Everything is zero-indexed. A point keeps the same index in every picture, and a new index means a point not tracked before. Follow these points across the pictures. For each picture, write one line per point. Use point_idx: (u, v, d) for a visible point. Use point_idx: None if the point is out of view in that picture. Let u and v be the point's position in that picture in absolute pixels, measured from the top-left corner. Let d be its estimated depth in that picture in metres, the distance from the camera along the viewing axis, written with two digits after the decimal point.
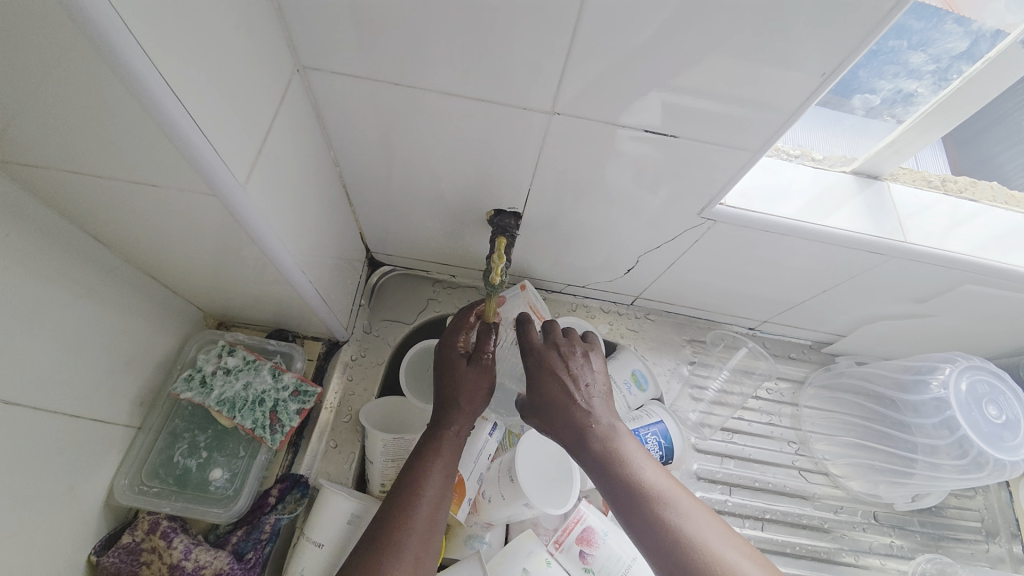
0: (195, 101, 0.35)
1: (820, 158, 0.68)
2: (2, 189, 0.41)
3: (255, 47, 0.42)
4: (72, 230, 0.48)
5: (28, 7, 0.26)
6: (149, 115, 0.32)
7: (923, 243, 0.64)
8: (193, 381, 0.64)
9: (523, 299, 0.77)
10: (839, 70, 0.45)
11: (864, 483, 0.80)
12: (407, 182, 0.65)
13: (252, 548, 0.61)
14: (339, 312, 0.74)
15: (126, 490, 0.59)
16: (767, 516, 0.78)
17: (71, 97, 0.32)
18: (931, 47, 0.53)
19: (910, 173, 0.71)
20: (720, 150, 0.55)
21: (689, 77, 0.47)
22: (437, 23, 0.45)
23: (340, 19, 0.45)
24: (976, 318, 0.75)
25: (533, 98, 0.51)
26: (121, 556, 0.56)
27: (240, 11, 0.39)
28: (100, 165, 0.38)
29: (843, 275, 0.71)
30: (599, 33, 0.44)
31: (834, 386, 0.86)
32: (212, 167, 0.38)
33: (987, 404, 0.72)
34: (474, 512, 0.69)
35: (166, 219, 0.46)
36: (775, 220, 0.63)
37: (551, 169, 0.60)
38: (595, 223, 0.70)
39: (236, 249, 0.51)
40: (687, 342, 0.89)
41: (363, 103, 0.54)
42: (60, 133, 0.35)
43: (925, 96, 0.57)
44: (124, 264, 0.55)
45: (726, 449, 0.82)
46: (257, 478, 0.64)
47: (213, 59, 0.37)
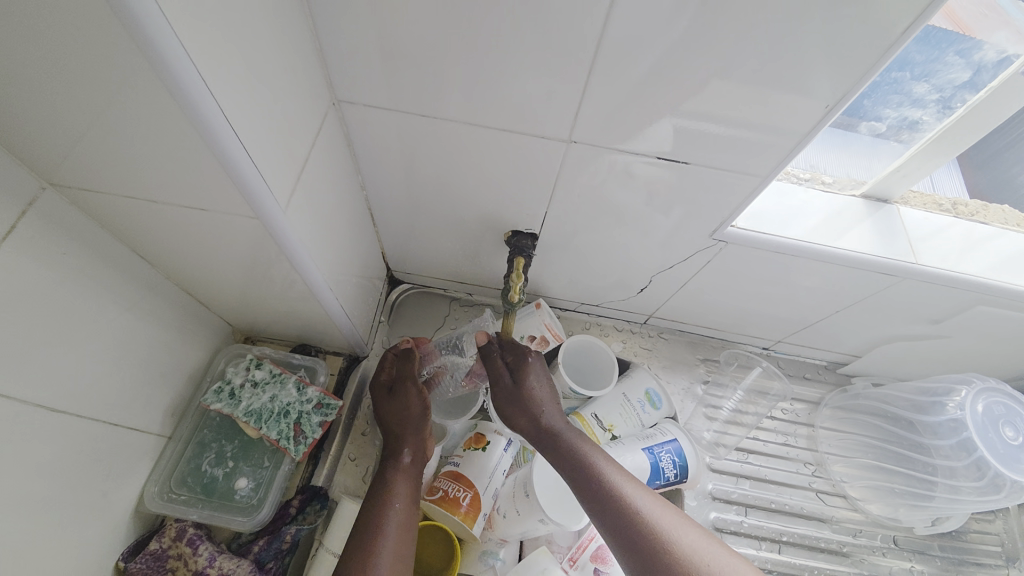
0: (246, 133, 0.39)
1: (830, 181, 0.69)
2: (64, 211, 0.45)
3: (297, 83, 0.46)
4: (121, 248, 0.52)
5: (116, 55, 0.30)
6: (207, 145, 0.36)
7: (935, 265, 0.64)
8: (222, 393, 0.66)
9: (539, 318, 0.79)
10: (844, 100, 0.47)
11: (883, 506, 0.79)
12: (429, 204, 0.69)
13: (273, 558, 0.62)
14: (361, 328, 0.76)
15: (156, 497, 0.61)
16: (784, 538, 0.77)
17: (139, 129, 0.35)
18: (935, 78, 0.55)
19: (921, 197, 0.72)
20: (730, 174, 0.57)
21: (700, 106, 0.50)
22: (462, 58, 0.48)
23: (373, 55, 0.49)
24: (991, 340, 0.75)
25: (551, 126, 0.54)
26: (148, 562, 0.58)
27: (286, 50, 0.43)
28: (155, 189, 0.42)
29: (855, 296, 0.72)
30: (614, 67, 0.47)
31: (850, 408, 0.86)
32: (257, 192, 0.41)
33: (1003, 426, 0.71)
34: (488, 528, 0.70)
35: (209, 239, 0.50)
36: (786, 242, 0.64)
37: (567, 192, 0.63)
38: (609, 244, 0.72)
39: (269, 267, 0.54)
40: (701, 361, 0.90)
41: (391, 131, 0.58)
42: (123, 161, 0.39)
43: (930, 123, 0.59)
44: (164, 280, 0.59)
45: (741, 469, 0.82)
46: (280, 488, 0.66)
47: (263, 95, 0.40)
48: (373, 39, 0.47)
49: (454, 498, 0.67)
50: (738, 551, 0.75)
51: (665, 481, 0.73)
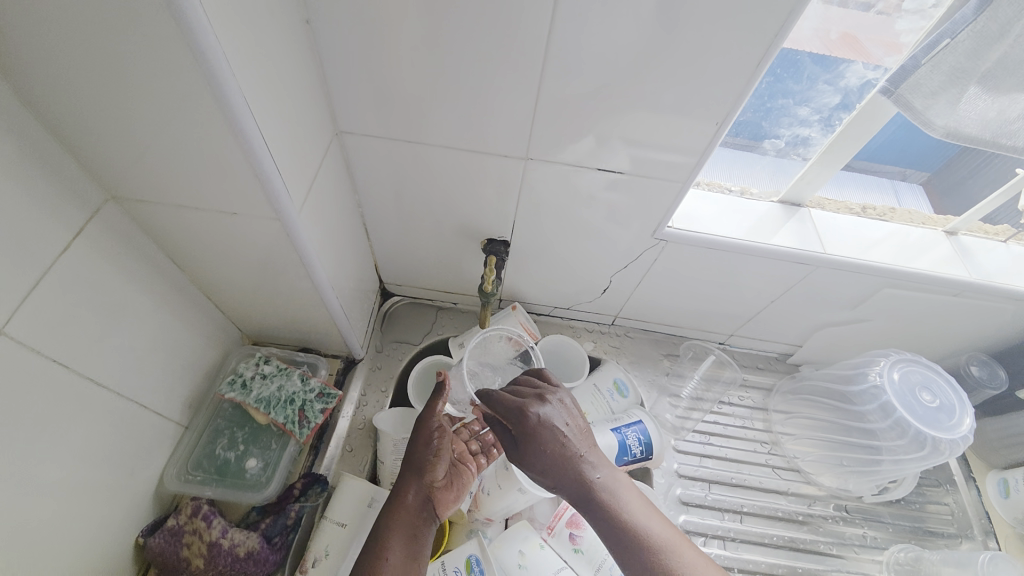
0: (277, 155, 0.51)
1: (756, 193, 0.83)
2: (120, 219, 0.56)
3: (311, 117, 0.59)
4: (159, 254, 0.63)
5: (192, 95, 0.42)
6: (249, 162, 0.48)
7: (842, 254, 0.77)
8: (235, 383, 0.74)
9: (514, 318, 0.92)
10: (729, 118, 0.60)
11: (834, 477, 0.88)
12: (416, 219, 0.81)
13: (279, 533, 0.69)
14: (357, 331, 0.86)
15: (174, 478, 0.69)
16: (745, 509, 0.85)
17: (195, 149, 0.47)
18: (812, 102, 0.70)
19: (835, 202, 0.85)
20: (660, 183, 0.69)
21: (627, 129, 0.63)
22: (437, 97, 0.61)
23: (368, 94, 0.62)
24: (907, 320, 0.87)
25: (512, 148, 0.67)
26: (166, 537, 0.65)
27: (302, 94, 0.56)
28: (197, 198, 0.53)
29: (785, 285, 0.83)
30: (556, 99, 0.60)
31: (798, 391, 0.95)
32: (281, 199, 0.53)
33: (921, 391, 0.78)
34: (475, 508, 0.77)
35: (233, 242, 0.61)
36: (715, 238, 0.76)
37: (531, 204, 0.76)
38: (572, 249, 0.84)
39: (283, 268, 0.65)
40: (664, 356, 1.00)
41: (383, 157, 0.70)
42: (177, 174, 0.51)
43: (818, 139, 0.73)
44: (190, 285, 0.69)
45: (702, 449, 0.90)
46: (286, 469, 0.73)
47: (287, 127, 0.53)
48: (368, 84, 0.61)
49: None
50: (702, 522, 0.83)
51: (632, 457, 0.82)
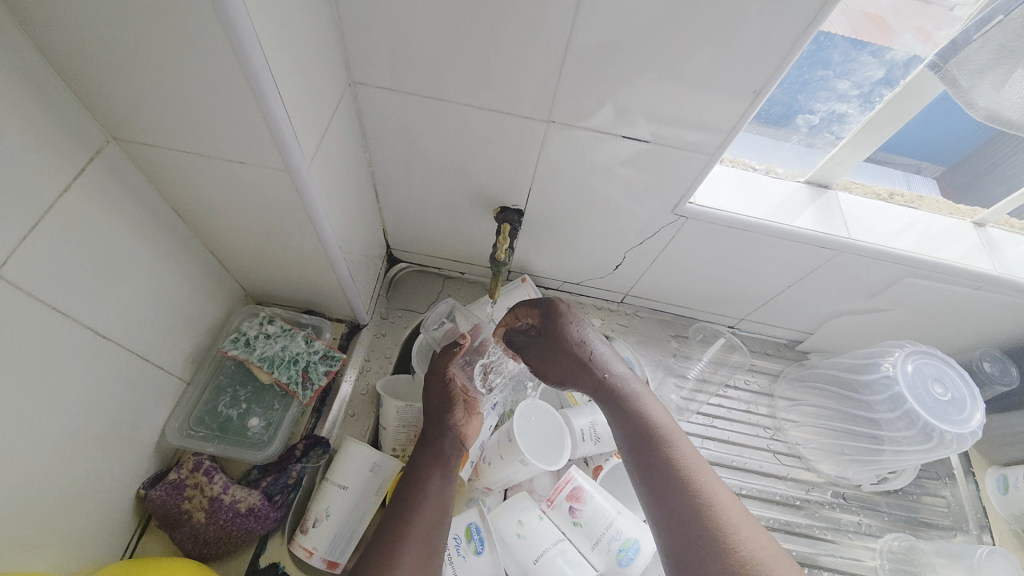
0: (288, 100, 0.48)
1: (781, 172, 0.80)
2: (120, 162, 0.54)
3: (323, 63, 0.55)
4: (161, 202, 0.60)
5: (200, 27, 0.39)
6: (258, 106, 0.45)
7: (867, 240, 0.74)
8: (238, 341, 0.73)
9: (522, 291, 0.90)
10: (766, 88, 0.56)
11: (833, 465, 0.87)
12: (428, 183, 0.78)
13: (279, 492, 0.68)
14: (362, 296, 0.84)
15: (176, 432, 0.68)
16: (744, 492, 0.85)
17: (201, 87, 0.44)
18: (854, 75, 0.66)
19: (862, 187, 0.82)
20: (686, 156, 0.66)
21: (656, 96, 0.59)
22: (458, 49, 0.58)
23: (385, 44, 0.58)
24: (923, 311, 0.85)
25: (534, 110, 0.63)
26: (167, 490, 0.64)
27: (316, 36, 0.52)
28: (201, 143, 0.51)
29: (803, 269, 0.81)
30: (584, 60, 0.57)
31: (805, 377, 0.94)
32: (291, 149, 0.50)
33: (933, 383, 0.76)
34: (475, 477, 0.78)
35: (239, 194, 0.58)
36: (736, 217, 0.74)
37: (548, 172, 0.72)
38: (587, 222, 0.81)
39: (288, 224, 0.63)
40: (672, 337, 0.98)
41: (396, 112, 0.67)
42: (181, 116, 0.48)
43: (854, 116, 0.70)
44: (192, 238, 0.67)
45: (705, 431, 0.90)
46: (288, 429, 0.72)
47: (299, 71, 0.50)
48: (384, 31, 0.57)
49: None
50: None
51: None
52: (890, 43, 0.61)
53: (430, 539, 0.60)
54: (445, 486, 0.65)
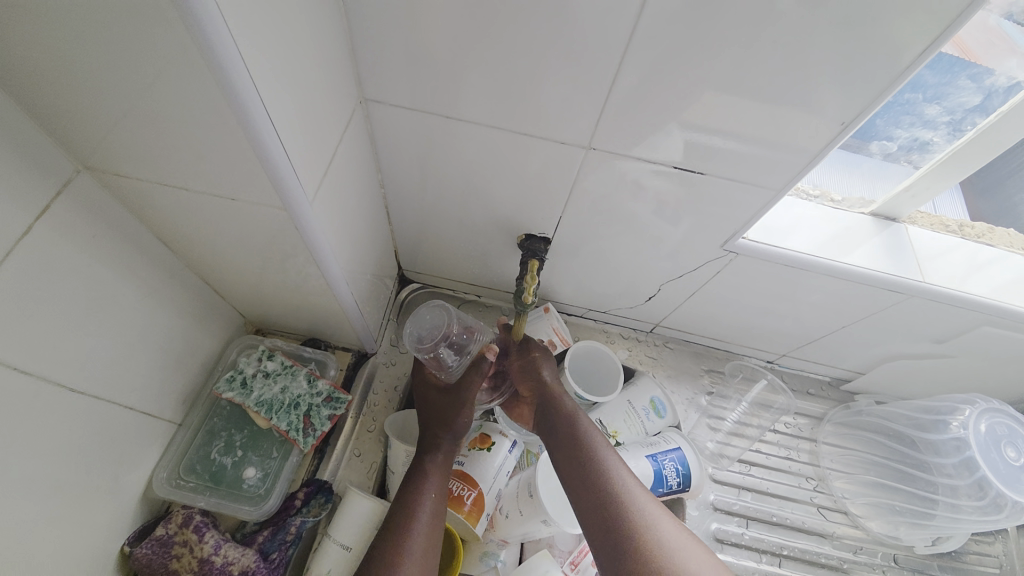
0: (285, 129, 0.40)
1: (839, 199, 0.71)
2: (96, 194, 0.47)
3: (331, 79, 0.48)
4: (146, 234, 0.53)
5: (172, 46, 0.31)
6: (248, 139, 0.38)
7: (943, 284, 0.65)
8: (234, 381, 0.68)
9: (547, 322, 0.82)
10: (857, 120, 0.49)
11: (884, 524, 0.79)
12: (445, 206, 0.70)
13: (277, 549, 0.62)
14: (371, 325, 0.77)
15: (164, 483, 0.62)
16: (784, 552, 0.77)
17: (180, 117, 0.37)
18: (946, 101, 0.56)
19: (928, 218, 0.73)
20: (742, 187, 0.58)
21: (716, 121, 0.51)
22: (488, 66, 0.50)
23: (403, 56, 0.50)
24: (994, 360, 0.75)
25: (571, 133, 0.55)
26: (153, 548, 0.59)
27: (322, 48, 0.45)
28: (186, 177, 0.43)
29: (863, 311, 0.72)
30: (635, 79, 0.49)
31: (853, 424, 0.87)
32: (289, 186, 0.43)
33: (1005, 446, 0.71)
34: (490, 528, 0.70)
35: (231, 228, 0.51)
36: (794, 255, 0.65)
37: (581, 199, 0.64)
38: (620, 252, 0.73)
39: (290, 259, 0.56)
40: (705, 372, 0.90)
41: (412, 132, 0.59)
42: (159, 147, 0.40)
43: (940, 144, 0.60)
44: (184, 269, 0.60)
45: (742, 481, 0.82)
46: (287, 480, 0.67)
47: (301, 91, 0.42)
48: (403, 42, 0.49)
49: (458, 495, 0.67)
50: (738, 562, 0.75)
51: (668, 488, 0.73)
52: (991, 65, 0.53)
53: (427, 553, 0.56)
54: (432, 534, 0.57)
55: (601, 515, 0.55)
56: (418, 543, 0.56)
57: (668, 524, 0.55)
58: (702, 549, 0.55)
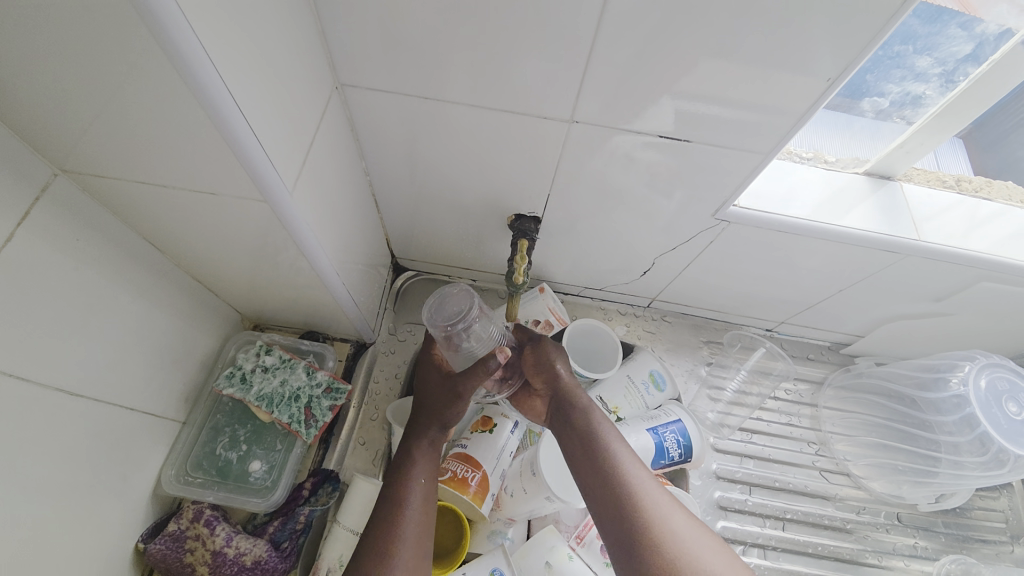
0: (256, 118, 0.39)
1: (833, 160, 0.70)
2: (76, 198, 0.46)
3: (303, 65, 0.47)
4: (132, 235, 0.53)
5: (127, 38, 0.30)
6: (218, 130, 0.37)
7: (939, 242, 0.65)
8: (234, 377, 0.68)
9: (542, 303, 0.81)
10: (844, 75, 0.47)
11: (886, 483, 0.80)
12: (433, 191, 0.70)
13: (288, 538, 0.64)
14: (367, 315, 0.77)
15: (173, 480, 0.64)
16: (788, 516, 0.78)
17: (146, 112, 0.36)
18: (937, 51, 0.55)
19: (925, 174, 0.72)
20: (730, 153, 0.57)
21: (702, 87, 0.50)
22: (464, 42, 0.48)
23: (376, 38, 0.49)
24: (993, 315, 0.75)
25: (553, 108, 0.54)
26: (167, 543, 0.60)
27: (290, 34, 0.43)
28: (162, 174, 0.43)
29: (860, 273, 0.72)
30: (615, 47, 0.47)
31: (851, 386, 0.88)
32: (266, 176, 0.42)
33: (1007, 401, 0.71)
34: (496, 508, 0.72)
35: (214, 223, 0.51)
36: (787, 221, 0.64)
37: (568, 175, 0.63)
38: (611, 228, 0.72)
39: (277, 253, 0.55)
40: (704, 344, 0.90)
41: (392, 116, 0.58)
42: (131, 145, 0.40)
43: (933, 98, 0.59)
44: (174, 268, 0.60)
45: (744, 449, 0.83)
46: (293, 470, 0.68)
47: (270, 78, 0.41)
48: (375, 24, 0.48)
49: (463, 478, 0.68)
50: (742, 528, 0.77)
51: (670, 460, 0.74)
52: (980, 13, 0.51)
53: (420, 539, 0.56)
54: (424, 524, 0.57)
55: (620, 511, 0.55)
56: (411, 531, 0.56)
57: (677, 515, 0.55)
58: (714, 539, 0.55)
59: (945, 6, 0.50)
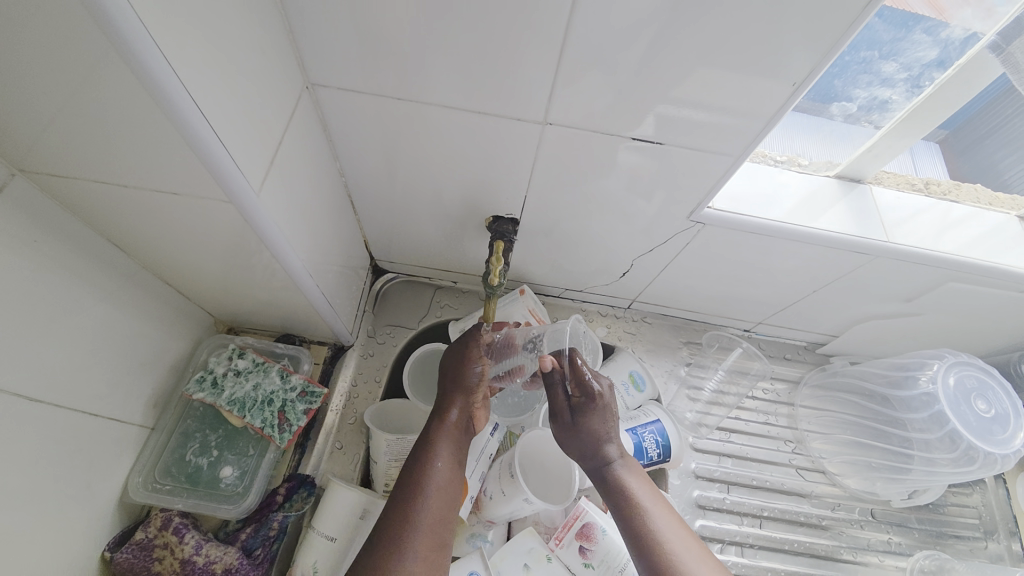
0: (217, 118, 0.39)
1: (806, 163, 0.71)
2: (34, 199, 0.45)
3: (270, 64, 0.46)
4: (95, 236, 0.52)
5: (78, 38, 0.30)
6: (178, 132, 0.36)
7: (908, 243, 0.66)
8: (205, 382, 0.67)
9: (522, 304, 0.81)
10: (810, 78, 0.48)
11: (861, 480, 0.81)
12: (409, 193, 0.69)
13: (261, 545, 0.63)
14: (345, 317, 0.77)
15: (140, 488, 0.62)
16: (765, 514, 0.79)
17: (104, 112, 0.35)
18: (902, 56, 0.56)
19: (895, 177, 0.74)
20: (704, 156, 0.58)
21: (673, 89, 0.50)
22: (435, 42, 0.48)
23: (346, 36, 0.49)
24: (960, 315, 0.77)
25: (528, 109, 0.54)
26: (134, 552, 0.58)
27: (255, 32, 0.43)
28: (126, 175, 0.42)
29: (834, 274, 0.73)
30: (586, 49, 0.48)
31: (829, 385, 0.89)
32: (231, 178, 0.41)
33: (976, 399, 0.73)
34: (475, 510, 0.71)
35: (180, 224, 0.49)
36: (762, 222, 0.65)
37: (545, 177, 0.64)
38: (590, 229, 0.72)
39: (248, 254, 0.54)
40: (684, 344, 0.91)
41: (366, 116, 0.58)
42: (91, 146, 0.39)
43: (899, 102, 0.61)
44: (142, 270, 0.59)
45: (723, 448, 0.84)
46: (265, 476, 0.67)
47: (234, 77, 0.40)
48: (344, 22, 0.47)
49: None
50: (721, 527, 0.77)
51: (649, 460, 0.74)
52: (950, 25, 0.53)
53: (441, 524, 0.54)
54: (445, 499, 0.56)
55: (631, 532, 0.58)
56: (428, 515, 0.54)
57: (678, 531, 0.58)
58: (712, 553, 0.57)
59: (918, 13, 0.52)
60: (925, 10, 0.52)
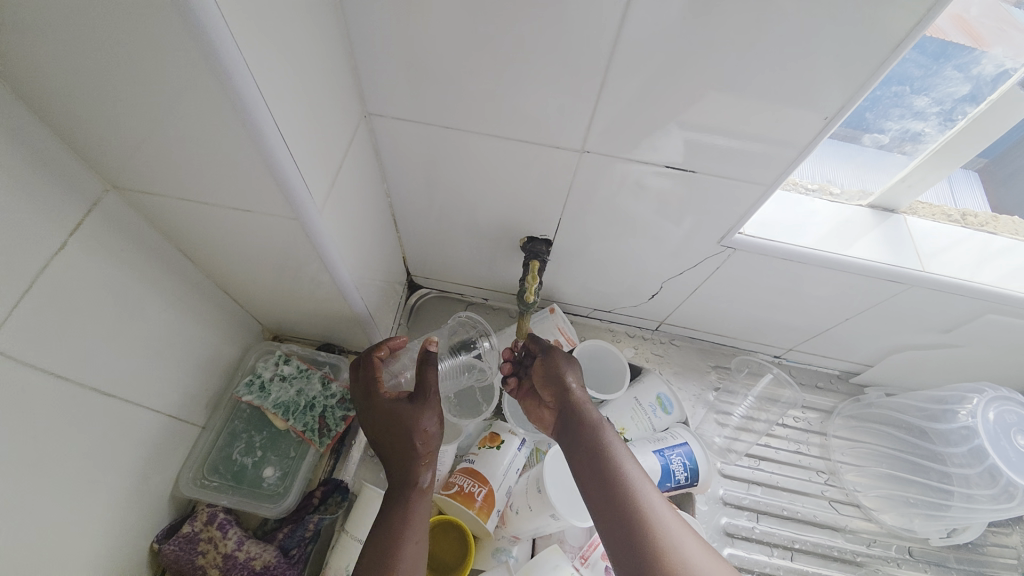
0: (295, 144, 0.43)
1: (838, 192, 0.72)
2: (123, 212, 0.50)
3: (335, 96, 0.51)
4: (168, 246, 0.57)
5: (193, 76, 0.35)
6: (262, 156, 0.41)
7: (944, 273, 0.66)
8: (253, 385, 0.71)
9: (552, 322, 0.83)
10: (841, 112, 0.50)
11: (897, 517, 0.79)
12: (449, 213, 0.73)
13: (296, 545, 0.65)
14: (382, 329, 0.80)
15: (190, 483, 0.66)
16: (796, 546, 0.77)
17: (201, 138, 0.40)
18: (934, 91, 0.58)
19: (930, 208, 0.73)
20: (735, 183, 0.60)
21: (706, 120, 0.53)
22: (482, 76, 0.52)
23: (402, 71, 0.53)
24: (1002, 348, 0.75)
25: (566, 137, 0.58)
26: (181, 544, 0.62)
27: (324, 68, 0.48)
28: (207, 193, 0.47)
29: (868, 302, 0.72)
30: (623, 82, 0.51)
31: (862, 416, 0.87)
32: (300, 196, 0.46)
33: (1016, 434, 0.72)
34: (502, 525, 0.72)
35: (246, 237, 0.54)
36: (793, 248, 0.66)
37: (579, 200, 0.66)
38: (621, 251, 0.75)
39: (301, 266, 0.59)
40: (712, 368, 0.91)
41: (414, 141, 0.62)
42: (183, 166, 0.44)
43: (932, 134, 0.61)
44: (204, 279, 0.64)
45: (752, 475, 0.82)
46: (305, 478, 0.70)
47: (308, 108, 0.45)
48: (401, 58, 0.52)
49: (469, 492, 0.69)
50: (749, 557, 0.76)
51: (676, 483, 0.74)
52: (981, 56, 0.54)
53: None
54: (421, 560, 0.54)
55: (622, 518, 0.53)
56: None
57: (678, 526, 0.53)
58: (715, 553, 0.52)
59: (954, 42, 0.52)
60: (961, 39, 0.52)
